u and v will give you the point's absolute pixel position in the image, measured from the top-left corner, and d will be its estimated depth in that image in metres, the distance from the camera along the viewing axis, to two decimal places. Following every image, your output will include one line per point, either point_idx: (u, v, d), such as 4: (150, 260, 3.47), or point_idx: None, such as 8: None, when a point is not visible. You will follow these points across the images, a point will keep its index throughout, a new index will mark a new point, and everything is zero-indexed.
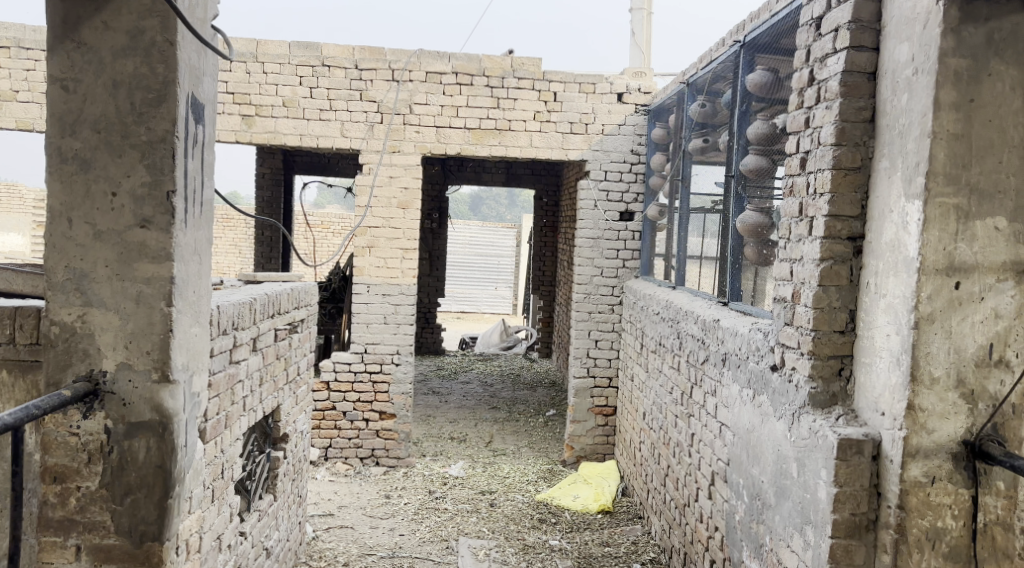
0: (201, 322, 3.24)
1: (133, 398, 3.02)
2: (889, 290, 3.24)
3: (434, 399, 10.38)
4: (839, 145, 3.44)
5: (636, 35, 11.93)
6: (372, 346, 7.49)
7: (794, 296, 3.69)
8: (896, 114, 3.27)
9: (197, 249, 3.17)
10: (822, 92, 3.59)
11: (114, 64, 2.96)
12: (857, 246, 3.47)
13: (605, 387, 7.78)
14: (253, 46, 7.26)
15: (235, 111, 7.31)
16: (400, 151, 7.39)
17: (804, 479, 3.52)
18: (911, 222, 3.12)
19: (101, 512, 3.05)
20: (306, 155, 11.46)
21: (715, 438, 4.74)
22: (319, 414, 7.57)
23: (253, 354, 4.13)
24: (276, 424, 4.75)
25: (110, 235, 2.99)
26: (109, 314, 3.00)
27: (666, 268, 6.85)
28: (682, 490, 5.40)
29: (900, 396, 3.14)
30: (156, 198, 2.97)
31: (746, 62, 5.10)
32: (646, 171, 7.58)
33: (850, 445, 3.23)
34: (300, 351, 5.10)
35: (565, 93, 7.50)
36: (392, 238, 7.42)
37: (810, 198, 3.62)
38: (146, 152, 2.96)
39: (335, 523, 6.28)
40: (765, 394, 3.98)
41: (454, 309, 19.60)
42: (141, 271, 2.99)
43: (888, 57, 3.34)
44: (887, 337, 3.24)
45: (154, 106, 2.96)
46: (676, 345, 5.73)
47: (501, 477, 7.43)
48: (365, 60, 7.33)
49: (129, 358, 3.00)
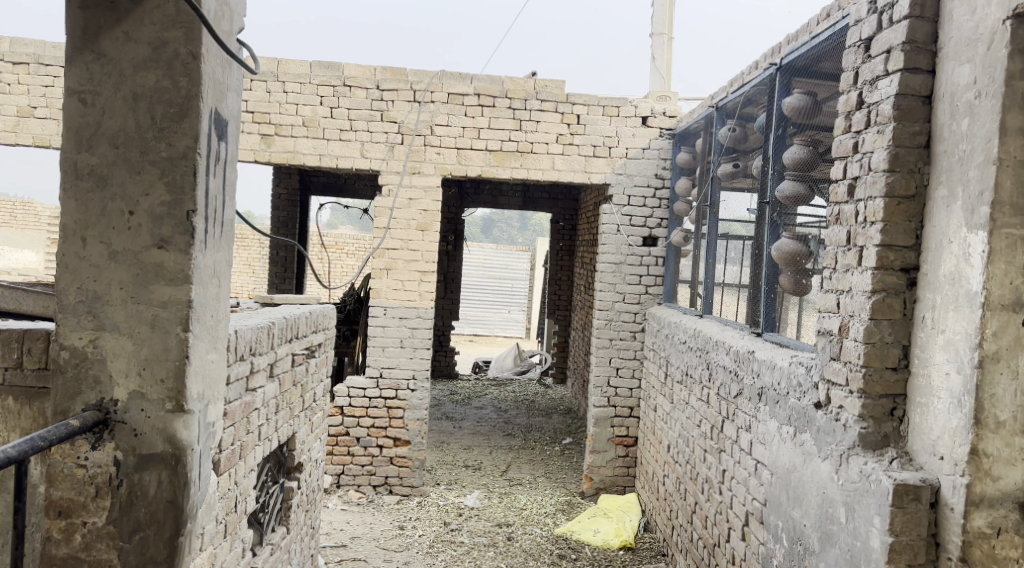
0: (218, 349, 3.07)
1: (145, 429, 2.84)
2: (948, 326, 3.05)
3: (448, 424, 10.18)
4: (892, 172, 3.25)
5: (656, 59, 11.80)
6: (388, 370, 7.31)
7: (842, 329, 3.50)
8: (955, 139, 3.10)
9: (216, 272, 3.00)
10: (872, 116, 3.41)
11: (135, 77, 2.81)
12: (911, 279, 3.29)
13: (626, 417, 7.57)
14: (273, 65, 7.16)
15: (254, 131, 7.19)
16: (421, 172, 7.24)
17: (854, 526, 3.32)
18: (975, 254, 2.94)
19: (108, 550, 2.87)
20: (323, 175, 11.29)
21: (750, 476, 4.55)
22: (333, 439, 7.39)
23: (270, 381, 3.95)
24: (291, 452, 4.56)
25: (126, 256, 2.82)
26: (122, 339, 2.83)
27: (692, 295, 6.65)
28: (711, 529, 5.20)
29: (962, 441, 2.94)
30: (176, 217, 2.81)
31: (783, 86, 4.90)
32: (671, 197, 7.42)
33: (906, 491, 3.04)
34: (317, 377, 4.91)
35: (588, 116, 7.34)
36: (410, 260, 7.26)
37: (860, 226, 3.44)
38: (166, 169, 2.80)
39: (347, 555, 6.08)
40: (808, 432, 3.78)
41: (467, 332, 19.47)
42: (157, 294, 2.82)
43: (946, 81, 3.17)
44: (946, 376, 3.04)
45: (175, 121, 2.80)
46: (705, 377, 5.54)
47: (518, 508, 7.21)
48: (386, 81, 7.21)
49: (142, 386, 2.83)
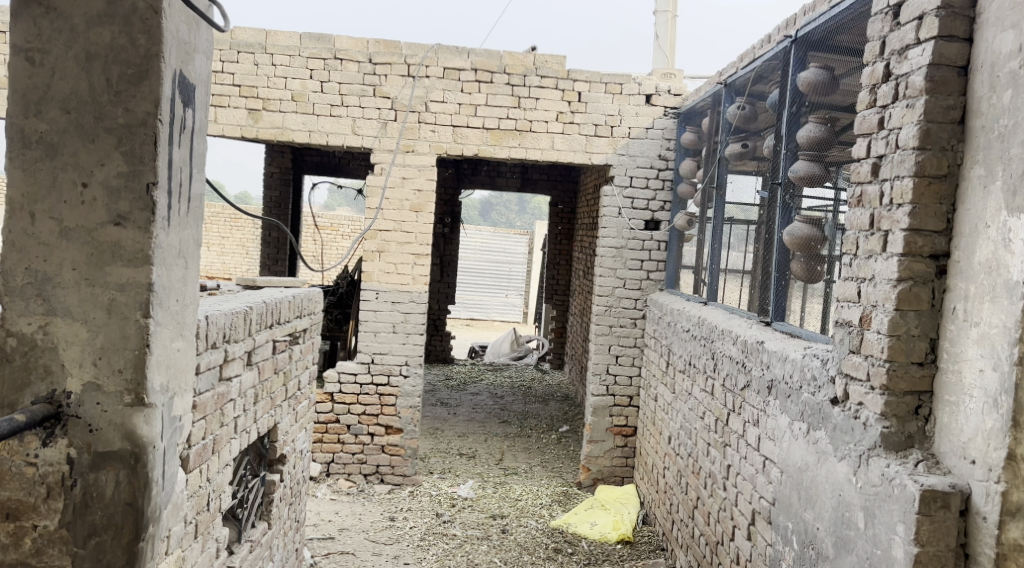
0: (185, 336, 2.82)
1: (102, 424, 2.58)
2: (983, 318, 2.80)
3: (443, 411, 9.92)
4: (923, 149, 2.99)
5: (660, 38, 11.50)
6: (379, 355, 7.05)
7: (863, 320, 3.24)
8: (996, 114, 2.84)
9: (182, 252, 2.73)
10: (901, 89, 3.14)
11: (88, 34, 2.53)
12: (940, 266, 3.03)
13: (625, 406, 7.33)
14: (261, 37, 6.86)
15: (241, 105, 6.89)
16: (415, 151, 6.96)
17: (874, 534, 3.08)
18: (1016, 239, 2.69)
19: (61, 556, 2.61)
20: (315, 154, 11.07)
21: (757, 474, 4.31)
22: (322, 427, 7.14)
23: (248, 369, 3.69)
24: (272, 444, 4.30)
25: (79, 233, 2.55)
26: (76, 325, 2.57)
27: (696, 281, 6.39)
28: (714, 526, 4.97)
29: (998, 444, 2.71)
30: (134, 191, 2.54)
31: (797, 60, 4.60)
32: (674, 178, 7.14)
33: (934, 498, 2.80)
34: (301, 365, 4.65)
35: (590, 93, 7.06)
36: (403, 243, 6.99)
37: (885, 209, 3.17)
38: (123, 137, 2.53)
39: (335, 548, 5.84)
40: (823, 430, 3.53)
41: (463, 316, 19.20)
42: (114, 276, 2.55)
43: (985, 49, 2.90)
44: (980, 373, 2.80)
45: (133, 83, 2.53)
46: (709, 366, 5.29)
47: (512, 500, 6.97)
48: (379, 54, 6.91)
49: (98, 377, 2.57)
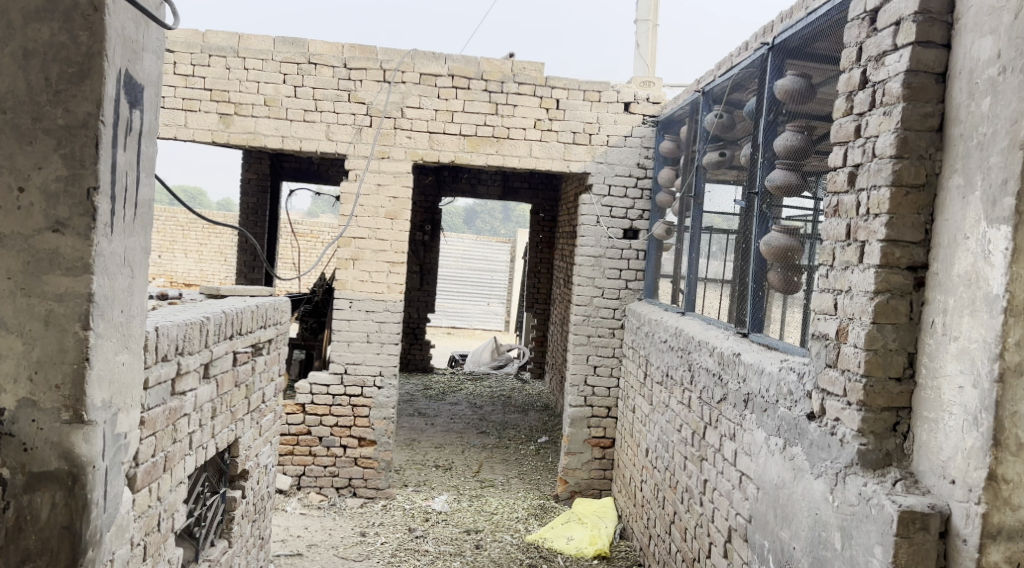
0: (131, 349, 2.68)
1: (37, 443, 2.44)
2: (962, 332, 2.71)
3: (420, 421, 9.77)
4: (900, 158, 2.90)
5: (641, 47, 11.43)
6: (352, 366, 6.90)
7: (839, 333, 3.14)
8: (974, 122, 2.75)
9: (127, 260, 2.60)
10: (878, 96, 3.05)
11: (26, 30, 2.40)
12: (919, 278, 2.93)
13: (603, 418, 7.21)
14: (234, 41, 6.72)
15: (213, 109, 6.75)
16: (390, 157, 6.83)
17: (851, 554, 2.98)
18: (996, 251, 2.59)
19: None
20: (294, 160, 10.88)
21: (733, 490, 4.20)
22: (293, 439, 6.98)
23: (204, 383, 3.55)
24: (233, 459, 4.16)
25: (16, 240, 2.42)
26: (10, 338, 2.43)
27: (674, 291, 6.29)
28: (691, 542, 4.85)
29: (978, 464, 2.61)
30: (74, 196, 2.41)
31: (774, 67, 4.51)
32: (653, 187, 7.04)
33: (913, 520, 2.70)
34: (265, 377, 4.51)
35: (568, 101, 6.96)
36: (378, 251, 6.86)
37: (862, 219, 3.08)
38: (62, 139, 2.40)
39: (302, 564, 5.70)
40: (799, 446, 3.43)
41: (445, 325, 19.06)
42: (51, 284, 2.42)
43: (964, 56, 2.81)
44: (959, 390, 2.70)
45: (74, 83, 2.40)
46: (686, 379, 5.19)
47: (488, 513, 6.83)
48: (354, 59, 6.79)
49: (33, 393, 2.43)
